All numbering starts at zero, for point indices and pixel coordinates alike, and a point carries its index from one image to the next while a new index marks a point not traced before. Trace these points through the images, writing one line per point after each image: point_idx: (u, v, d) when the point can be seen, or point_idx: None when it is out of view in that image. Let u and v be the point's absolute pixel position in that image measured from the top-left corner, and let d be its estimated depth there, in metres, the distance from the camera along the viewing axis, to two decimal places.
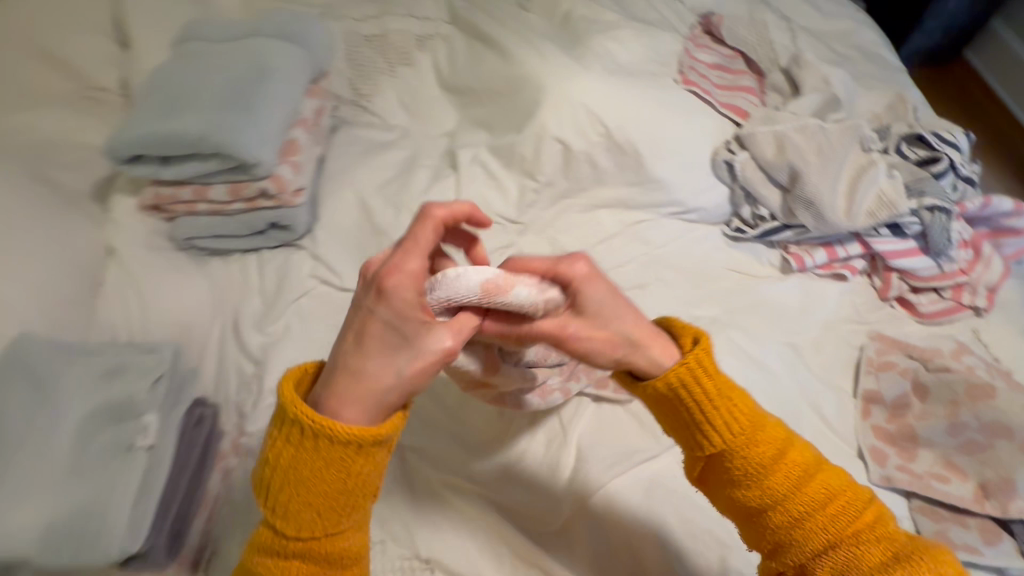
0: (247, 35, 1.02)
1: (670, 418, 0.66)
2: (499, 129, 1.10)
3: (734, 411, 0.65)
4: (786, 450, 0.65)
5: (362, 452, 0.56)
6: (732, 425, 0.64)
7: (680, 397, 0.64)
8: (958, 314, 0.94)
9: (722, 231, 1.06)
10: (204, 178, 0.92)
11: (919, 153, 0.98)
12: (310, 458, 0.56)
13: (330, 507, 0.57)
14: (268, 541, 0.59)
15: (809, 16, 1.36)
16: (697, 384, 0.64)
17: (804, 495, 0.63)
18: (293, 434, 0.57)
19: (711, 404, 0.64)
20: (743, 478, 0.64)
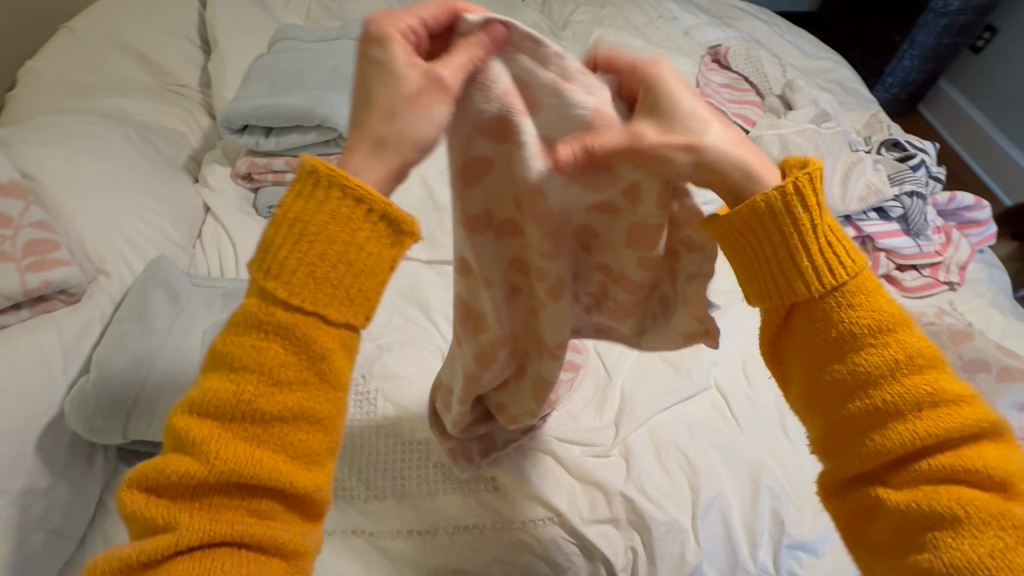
0: (335, 39, 1.20)
1: (745, 255, 0.49)
2: None
3: (842, 259, 0.46)
4: (899, 330, 0.46)
5: (371, 221, 0.42)
6: (835, 269, 0.46)
7: (776, 226, 0.46)
8: (936, 288, 1.11)
9: None
10: (297, 150, 1.07)
11: (896, 153, 1.20)
12: (319, 204, 0.41)
13: (323, 277, 0.41)
14: (246, 307, 0.42)
15: (796, 56, 1.61)
16: (798, 216, 0.46)
17: (911, 381, 0.44)
18: (306, 183, 0.42)
19: (820, 241, 0.46)
20: (831, 339, 0.46)
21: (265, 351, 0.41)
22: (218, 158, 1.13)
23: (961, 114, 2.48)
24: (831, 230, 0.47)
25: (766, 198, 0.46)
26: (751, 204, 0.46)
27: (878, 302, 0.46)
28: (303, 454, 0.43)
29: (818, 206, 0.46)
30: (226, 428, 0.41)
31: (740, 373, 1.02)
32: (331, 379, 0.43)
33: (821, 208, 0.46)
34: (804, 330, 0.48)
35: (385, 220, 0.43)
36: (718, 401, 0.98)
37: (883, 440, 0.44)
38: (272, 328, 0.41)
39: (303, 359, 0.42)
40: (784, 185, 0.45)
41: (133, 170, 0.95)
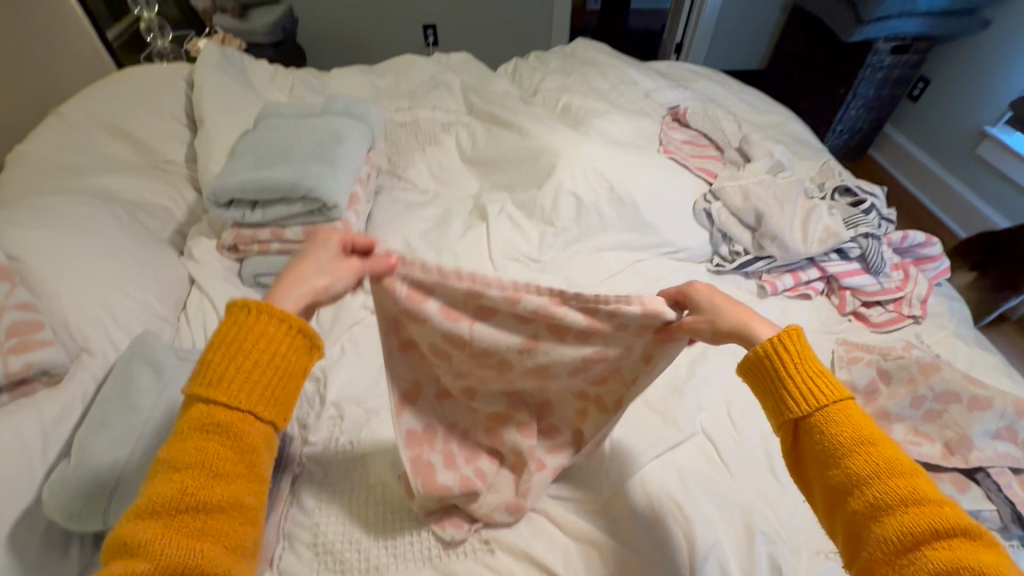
0: (318, 114, 1.26)
1: (757, 387, 0.59)
2: (519, 188, 1.34)
3: (821, 385, 0.54)
4: (881, 448, 0.50)
5: (294, 338, 0.55)
6: (814, 392, 0.54)
7: (767, 362, 0.57)
8: (901, 322, 1.16)
9: (705, 267, 1.29)
10: (282, 221, 1.11)
11: (848, 198, 1.28)
12: (252, 327, 0.53)
13: (259, 386, 0.52)
14: (189, 414, 0.50)
15: (749, 112, 1.74)
16: (778, 355, 0.56)
17: (892, 489, 0.47)
18: (238, 314, 0.54)
19: (798, 368, 0.55)
20: (820, 453, 0.52)
21: (207, 445, 0.48)
22: (203, 231, 1.16)
23: (909, 157, 2.67)
24: (814, 363, 0.56)
25: (761, 347, 0.58)
26: (755, 352, 0.58)
27: (860, 418, 0.51)
28: (229, 540, 0.46)
29: (796, 348, 0.56)
30: (168, 525, 0.45)
31: (725, 417, 1.03)
32: (254, 471, 0.50)
33: (801, 350, 0.56)
34: (804, 450, 0.54)
35: (301, 334, 0.56)
36: (707, 447, 0.99)
37: (878, 541, 0.45)
38: (211, 425, 0.49)
39: (237, 450, 0.49)
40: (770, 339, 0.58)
41: (119, 249, 0.97)
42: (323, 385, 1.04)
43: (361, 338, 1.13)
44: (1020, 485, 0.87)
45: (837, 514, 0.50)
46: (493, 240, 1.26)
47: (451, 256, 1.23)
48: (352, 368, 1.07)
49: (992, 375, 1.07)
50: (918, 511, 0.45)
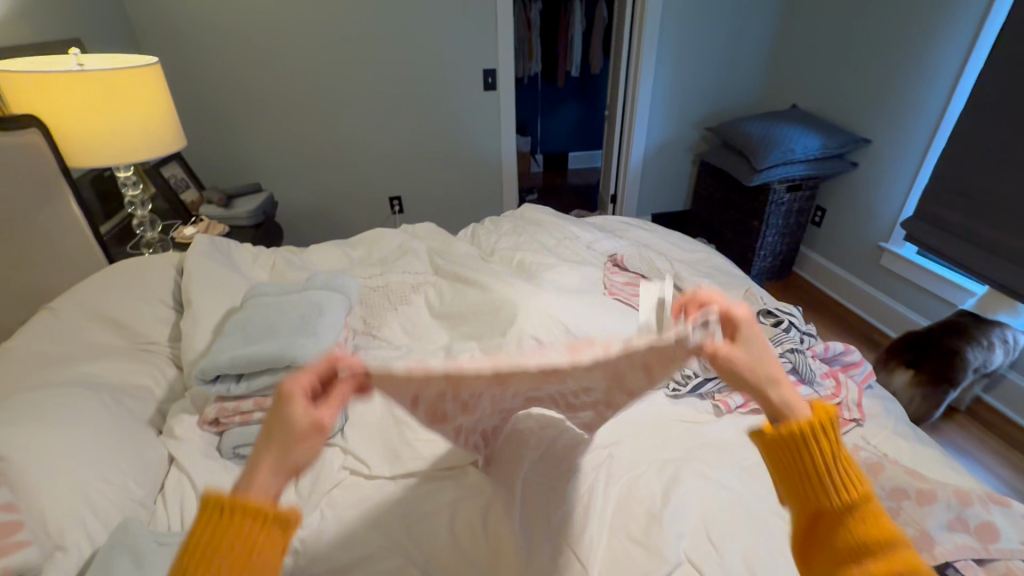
0: (301, 290, 1.42)
1: (787, 474, 0.67)
2: (486, 337, 1.48)
3: (851, 485, 0.63)
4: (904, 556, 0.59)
5: (266, 531, 0.59)
6: (846, 489, 0.63)
7: (802, 451, 0.65)
8: (845, 427, 1.27)
9: (665, 392, 1.41)
10: (265, 391, 1.18)
11: (771, 319, 1.45)
12: (213, 532, 0.57)
13: None
14: None
15: (677, 252, 2.03)
16: (815, 448, 0.65)
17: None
18: (213, 519, 0.57)
19: (833, 465, 0.64)
20: (849, 546, 0.61)
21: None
22: (185, 407, 1.20)
23: (828, 273, 3.06)
24: (845, 460, 0.64)
25: (794, 430, 0.66)
26: (788, 435, 0.66)
27: (880, 521, 0.61)
28: None
29: (830, 444, 0.65)
30: None
31: (705, 541, 1.05)
32: None
33: (836, 447, 0.65)
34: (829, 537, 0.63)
35: (277, 522, 0.59)
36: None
37: None
38: None
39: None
40: (811, 427, 0.66)
41: (103, 433, 1.01)
42: (301, 557, 1.02)
43: (340, 500, 1.13)
44: None
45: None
46: None
47: None
48: (329, 533, 1.07)
49: (936, 469, 1.16)
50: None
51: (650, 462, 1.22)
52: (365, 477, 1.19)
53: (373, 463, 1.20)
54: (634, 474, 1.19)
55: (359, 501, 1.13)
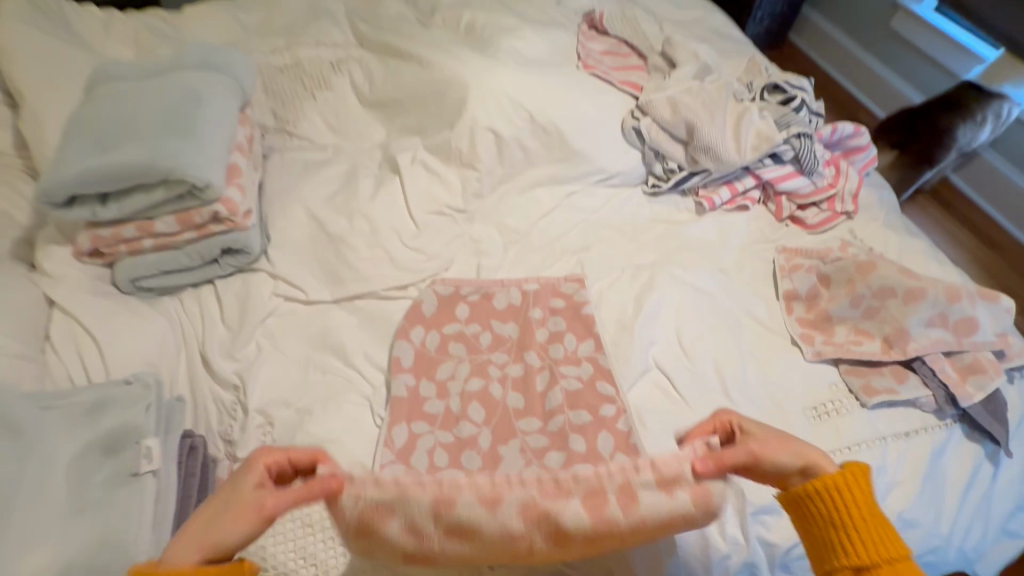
0: (170, 69, 1.03)
1: (819, 536, 0.62)
2: (431, 131, 1.18)
3: (884, 535, 0.59)
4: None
5: None
6: (876, 545, 0.59)
7: (829, 506, 0.61)
8: (836, 220, 1.16)
9: (642, 190, 1.24)
10: (147, 212, 0.91)
11: (779, 97, 1.19)
12: None
13: None
14: None
15: (667, 8, 1.58)
16: (845, 505, 0.61)
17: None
18: None
19: (864, 519, 0.60)
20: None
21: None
22: (51, 237, 0.94)
23: (824, 37, 2.62)
24: (875, 514, 0.60)
25: (817, 491, 0.62)
26: (819, 495, 0.61)
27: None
28: None
29: (857, 493, 0.61)
30: None
31: (676, 347, 1.00)
32: None
33: (867, 498, 0.61)
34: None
35: None
36: (662, 381, 0.97)
37: None
38: None
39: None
40: (838, 479, 0.61)
41: None
42: (243, 393, 0.93)
43: (279, 331, 1.01)
44: (952, 367, 0.91)
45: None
46: (411, 196, 1.12)
47: (366, 220, 1.09)
48: (268, 366, 0.96)
49: (921, 263, 1.10)
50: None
51: (619, 273, 1.13)
52: (303, 303, 1.05)
53: (310, 288, 1.05)
54: (606, 285, 1.11)
55: (301, 331, 1.02)
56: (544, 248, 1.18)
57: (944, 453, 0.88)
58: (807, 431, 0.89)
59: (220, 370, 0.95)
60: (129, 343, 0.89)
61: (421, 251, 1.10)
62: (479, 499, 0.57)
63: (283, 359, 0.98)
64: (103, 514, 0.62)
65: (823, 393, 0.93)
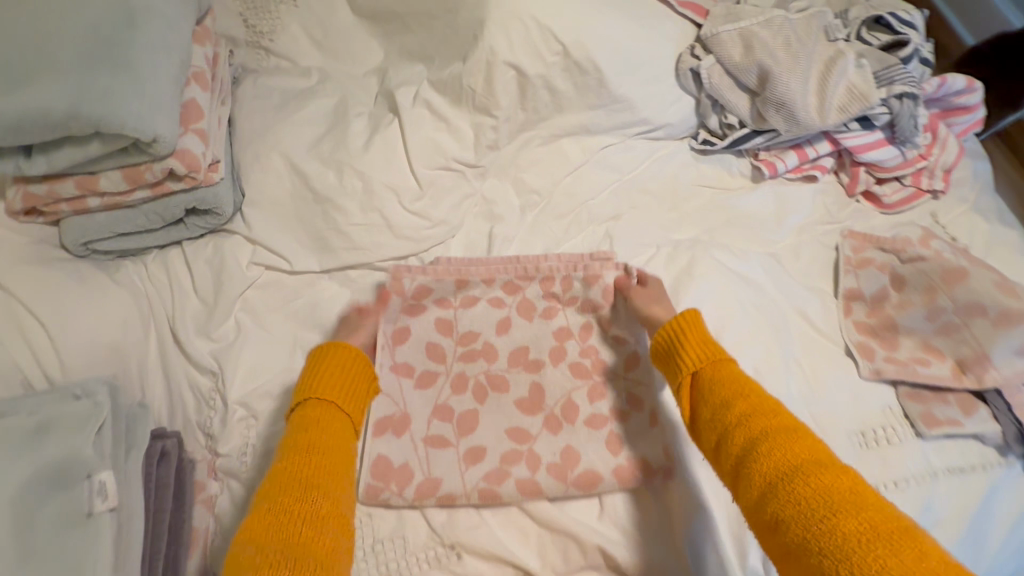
0: None
1: (667, 366, 0.79)
2: (439, 60, 0.95)
3: (710, 349, 0.76)
4: (747, 391, 0.70)
5: (364, 379, 0.78)
6: (702, 358, 0.75)
7: (671, 340, 0.78)
8: (918, 199, 0.98)
9: (689, 145, 1.03)
10: (86, 167, 0.74)
11: (883, 37, 0.92)
12: (334, 366, 0.76)
13: (341, 408, 0.74)
14: (304, 426, 0.70)
15: None
16: (681, 332, 0.78)
17: (757, 416, 0.67)
18: (328, 407, 0.72)
19: (695, 342, 0.77)
20: (710, 395, 0.72)
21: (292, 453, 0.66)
22: None
23: None
24: (703, 339, 0.77)
25: (664, 329, 0.80)
26: (665, 329, 0.80)
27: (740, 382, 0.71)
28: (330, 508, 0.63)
29: (690, 325, 0.79)
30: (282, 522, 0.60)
31: None
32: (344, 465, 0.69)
33: (696, 324, 0.79)
34: (698, 398, 0.73)
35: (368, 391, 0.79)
36: None
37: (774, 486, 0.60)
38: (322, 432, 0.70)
39: (324, 447, 0.68)
40: (676, 318, 0.80)
41: None
42: (222, 380, 0.83)
43: (259, 305, 0.89)
44: None
45: (718, 442, 0.68)
46: (412, 146, 0.93)
47: (357, 174, 0.91)
48: (249, 349, 0.85)
49: (1010, 261, 0.93)
50: (773, 427, 0.65)
51: (652, 251, 0.98)
52: (287, 273, 0.91)
53: (294, 257, 0.90)
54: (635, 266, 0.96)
55: (285, 307, 0.89)
56: (567, 213, 1.01)
57: (1000, 496, 0.79)
58: (851, 461, 0.79)
59: (194, 350, 0.83)
60: (84, 325, 0.77)
61: (424, 215, 0.93)
62: (482, 279, 0.92)
63: (267, 340, 0.87)
64: (54, 564, 0.54)
65: (875, 418, 0.82)
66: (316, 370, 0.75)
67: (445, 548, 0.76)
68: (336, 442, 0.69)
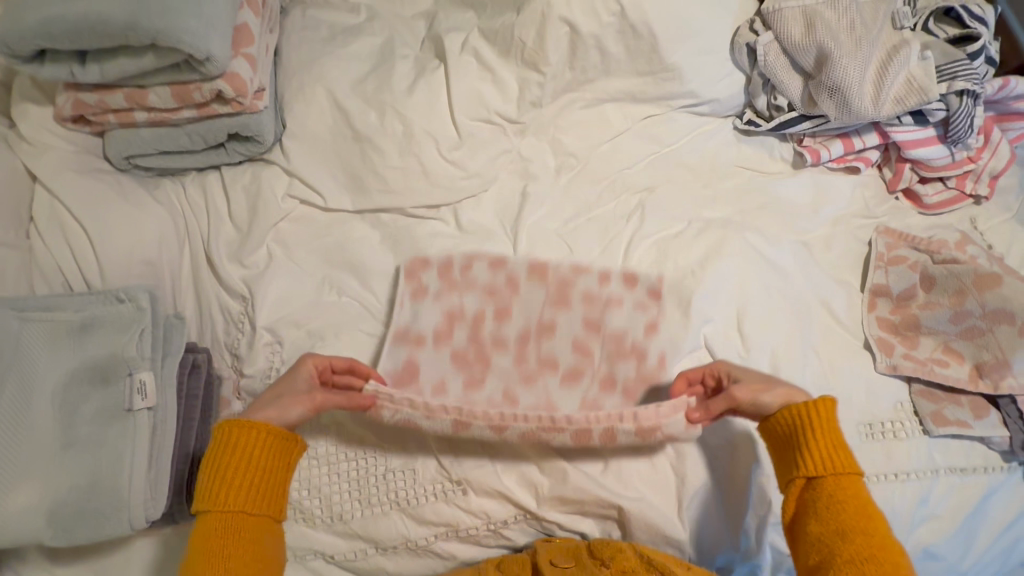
0: None
1: (783, 455, 0.71)
2: (491, 9, 0.94)
3: (842, 458, 0.68)
4: (873, 530, 0.64)
5: (288, 452, 0.67)
6: (823, 466, 0.67)
7: (796, 434, 0.70)
8: (960, 203, 0.96)
9: (733, 124, 1.00)
10: (138, 79, 0.75)
11: (950, 30, 0.89)
12: (241, 448, 0.65)
13: (263, 488, 0.65)
14: (214, 519, 0.62)
15: None
16: (810, 429, 0.69)
17: (876, 568, 0.61)
18: (248, 501, 0.64)
19: (823, 445, 0.68)
20: (826, 515, 0.65)
21: (232, 557, 0.61)
22: (26, 92, 0.79)
23: None
24: (834, 446, 0.68)
25: (787, 410, 0.71)
26: (790, 412, 0.70)
27: (859, 514, 0.65)
28: None
29: (823, 421, 0.69)
30: None
31: (733, 329, 0.88)
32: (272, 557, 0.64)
33: (832, 421, 0.69)
34: (810, 511, 0.67)
35: (289, 453, 0.67)
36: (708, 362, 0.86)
37: None
38: (241, 524, 0.63)
39: (245, 546, 0.62)
40: (810, 405, 0.69)
41: None
42: (251, 305, 0.84)
43: (291, 238, 0.89)
44: None
45: (822, 567, 0.64)
46: (455, 94, 0.92)
47: (398, 118, 0.90)
48: (276, 276, 0.86)
49: None
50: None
51: (690, 218, 0.95)
52: (320, 210, 0.92)
53: (328, 193, 0.91)
54: (669, 234, 0.94)
55: (316, 241, 0.90)
56: (602, 179, 0.98)
57: (993, 496, 0.81)
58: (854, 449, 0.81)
59: (226, 274, 0.85)
60: (123, 237, 0.79)
61: (461, 165, 0.92)
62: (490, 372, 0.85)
63: (296, 272, 0.87)
64: (94, 450, 0.60)
65: (885, 411, 0.84)
66: (239, 442, 0.65)
67: (453, 483, 0.79)
68: (251, 545, 0.62)
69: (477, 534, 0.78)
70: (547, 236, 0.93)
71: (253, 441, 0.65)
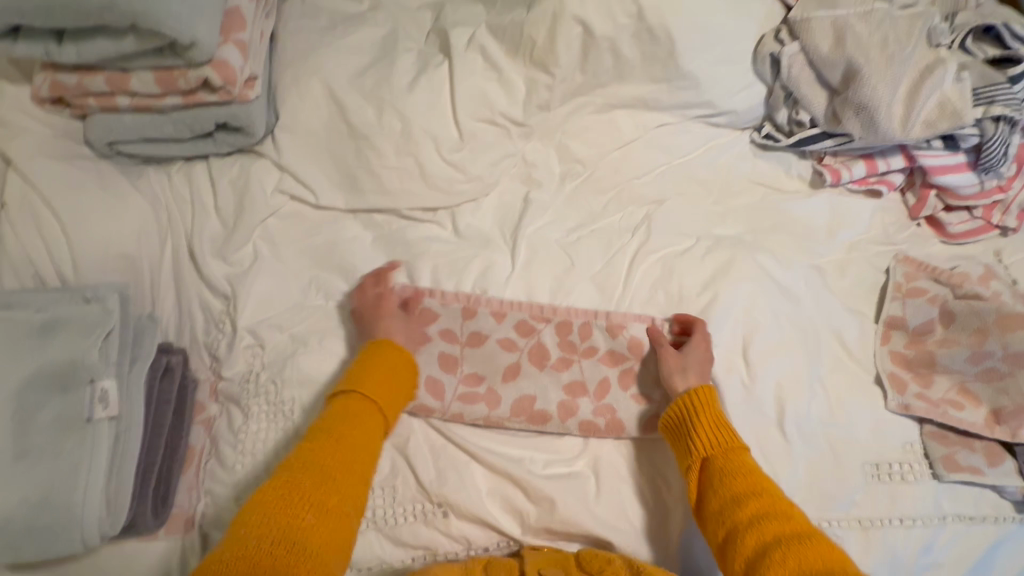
0: None
1: (677, 445, 0.75)
2: (502, 4, 0.88)
3: (725, 434, 0.73)
4: (763, 490, 0.68)
5: (406, 384, 0.75)
6: (710, 442, 0.72)
7: (686, 421, 0.74)
8: (985, 234, 0.91)
9: (750, 137, 0.96)
10: (120, 62, 0.71)
11: (991, 50, 0.84)
12: (386, 357, 0.75)
13: (380, 404, 0.71)
14: (339, 407, 0.70)
15: None
16: (693, 412, 0.74)
17: (772, 521, 0.64)
18: (365, 409, 0.70)
19: (707, 424, 0.73)
20: (723, 488, 0.69)
21: (338, 446, 0.66)
22: (3, 69, 0.75)
23: None
24: (717, 423, 0.73)
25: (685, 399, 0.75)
26: (676, 406, 0.75)
27: (750, 477, 0.69)
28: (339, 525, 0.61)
29: (702, 402, 0.74)
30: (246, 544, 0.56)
31: (738, 356, 0.83)
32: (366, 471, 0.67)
33: (709, 400, 0.75)
34: (707, 488, 0.70)
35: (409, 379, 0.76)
36: None
37: None
38: (352, 420, 0.69)
39: (348, 447, 0.66)
40: (688, 393, 0.75)
41: None
42: (234, 305, 0.80)
43: (280, 236, 0.85)
44: None
45: (729, 541, 0.66)
46: (459, 93, 0.87)
47: (397, 115, 0.86)
48: (261, 275, 0.82)
49: None
50: (790, 536, 0.62)
51: (699, 236, 0.90)
52: (311, 207, 0.87)
53: (320, 191, 0.86)
54: (677, 252, 0.89)
55: (305, 241, 0.86)
56: (609, 190, 0.93)
57: (1002, 550, 0.77)
58: (858, 491, 0.77)
59: (208, 271, 0.81)
60: (99, 228, 0.75)
61: (461, 168, 0.88)
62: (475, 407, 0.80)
63: (282, 273, 0.83)
64: (47, 461, 0.56)
65: (892, 452, 0.79)
66: (387, 351, 0.75)
67: (434, 505, 0.75)
68: (367, 438, 0.68)
69: (456, 559, 0.75)
70: (547, 247, 0.88)
71: (393, 354, 0.75)
